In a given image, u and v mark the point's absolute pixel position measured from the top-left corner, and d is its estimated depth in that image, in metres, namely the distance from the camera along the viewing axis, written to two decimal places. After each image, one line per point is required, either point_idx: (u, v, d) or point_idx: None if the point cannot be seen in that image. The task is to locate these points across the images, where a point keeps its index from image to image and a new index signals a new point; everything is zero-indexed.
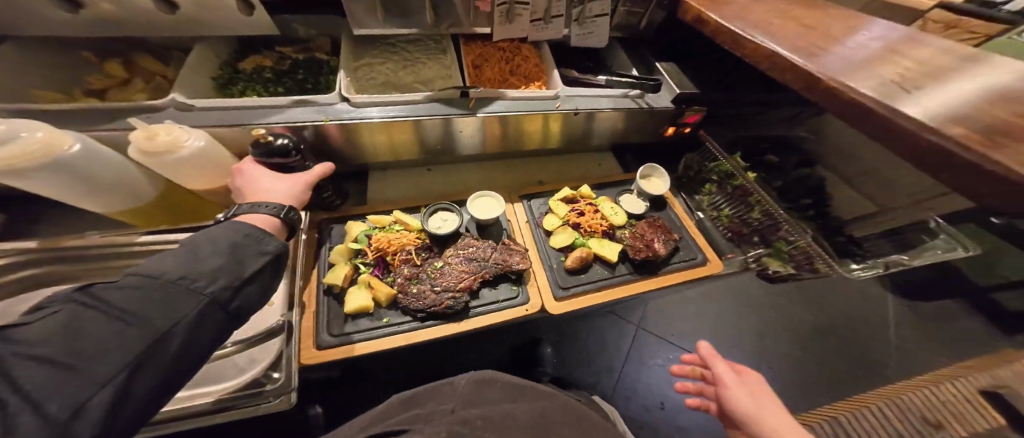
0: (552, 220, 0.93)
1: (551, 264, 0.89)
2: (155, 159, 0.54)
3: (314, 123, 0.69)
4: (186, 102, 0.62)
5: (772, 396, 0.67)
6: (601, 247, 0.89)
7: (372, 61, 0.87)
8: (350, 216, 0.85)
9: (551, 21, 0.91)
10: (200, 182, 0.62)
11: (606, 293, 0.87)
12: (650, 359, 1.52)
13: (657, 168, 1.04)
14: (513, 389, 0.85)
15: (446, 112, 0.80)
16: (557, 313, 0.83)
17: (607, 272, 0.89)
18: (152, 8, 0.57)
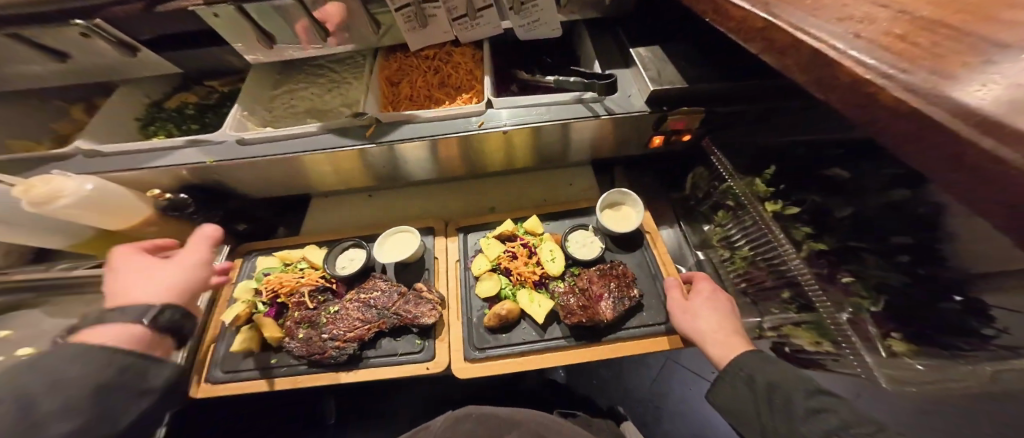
0: (480, 262, 0.78)
1: (468, 315, 0.75)
2: (40, 208, 0.58)
3: (196, 165, 0.67)
4: (93, 148, 0.66)
5: (726, 313, 0.62)
6: (530, 303, 0.72)
7: (294, 87, 0.82)
8: (269, 247, 0.82)
9: (479, 15, 0.71)
10: (102, 225, 0.65)
11: (528, 360, 0.70)
12: (677, 399, 1.25)
13: (629, 193, 0.80)
14: (489, 418, 0.73)
15: (340, 144, 0.71)
16: (465, 376, 0.70)
17: (536, 333, 0.72)
18: (44, 57, 0.63)
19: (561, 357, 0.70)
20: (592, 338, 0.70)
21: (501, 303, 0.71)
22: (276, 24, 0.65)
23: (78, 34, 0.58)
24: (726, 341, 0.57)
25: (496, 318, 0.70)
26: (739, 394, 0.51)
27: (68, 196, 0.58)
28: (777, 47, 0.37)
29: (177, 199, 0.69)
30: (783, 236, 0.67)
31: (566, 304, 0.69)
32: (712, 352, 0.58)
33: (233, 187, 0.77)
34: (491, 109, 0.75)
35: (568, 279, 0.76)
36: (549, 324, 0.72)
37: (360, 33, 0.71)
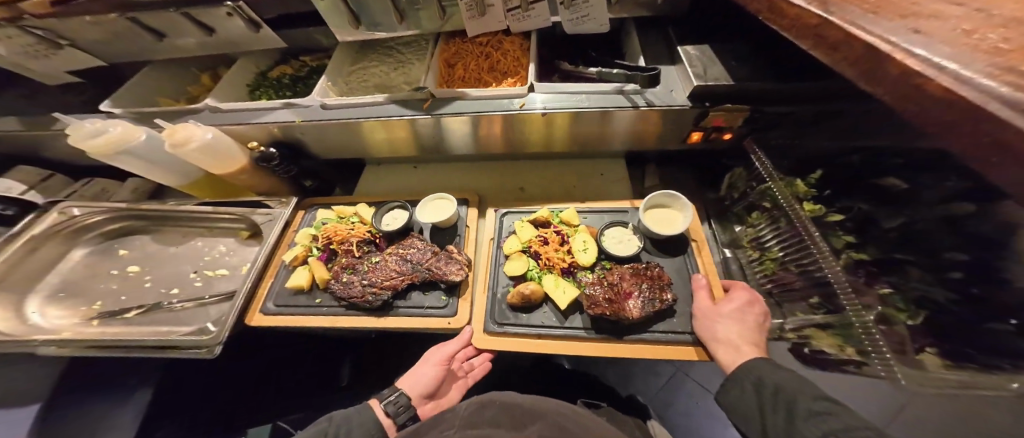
0: (513, 242, 0.83)
1: (495, 289, 0.80)
2: (177, 150, 0.73)
3: (287, 123, 0.80)
4: (217, 105, 0.80)
5: (752, 327, 0.66)
6: (554, 288, 0.74)
7: (367, 65, 0.94)
8: (329, 202, 0.94)
9: (531, 8, 0.78)
10: (215, 168, 0.80)
11: (541, 343, 0.73)
12: (679, 407, 1.34)
13: (677, 197, 0.80)
14: (513, 406, 0.73)
15: (402, 114, 0.81)
16: (483, 347, 0.74)
17: (558, 320, 0.74)
18: (197, 31, 0.75)
19: (574, 348, 0.72)
20: (612, 333, 0.71)
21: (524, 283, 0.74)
22: (366, 8, 0.76)
23: (224, 13, 0.70)
24: (740, 352, 0.63)
25: (518, 297, 0.74)
26: (747, 395, 0.59)
27: (196, 141, 0.73)
28: (850, 53, 0.41)
29: (266, 152, 0.82)
30: (814, 227, 0.65)
31: (590, 296, 0.71)
32: (722, 358, 0.64)
33: (308, 147, 0.90)
34: (535, 92, 0.81)
35: (597, 271, 0.78)
36: (571, 312, 0.75)
37: (430, 22, 0.81)
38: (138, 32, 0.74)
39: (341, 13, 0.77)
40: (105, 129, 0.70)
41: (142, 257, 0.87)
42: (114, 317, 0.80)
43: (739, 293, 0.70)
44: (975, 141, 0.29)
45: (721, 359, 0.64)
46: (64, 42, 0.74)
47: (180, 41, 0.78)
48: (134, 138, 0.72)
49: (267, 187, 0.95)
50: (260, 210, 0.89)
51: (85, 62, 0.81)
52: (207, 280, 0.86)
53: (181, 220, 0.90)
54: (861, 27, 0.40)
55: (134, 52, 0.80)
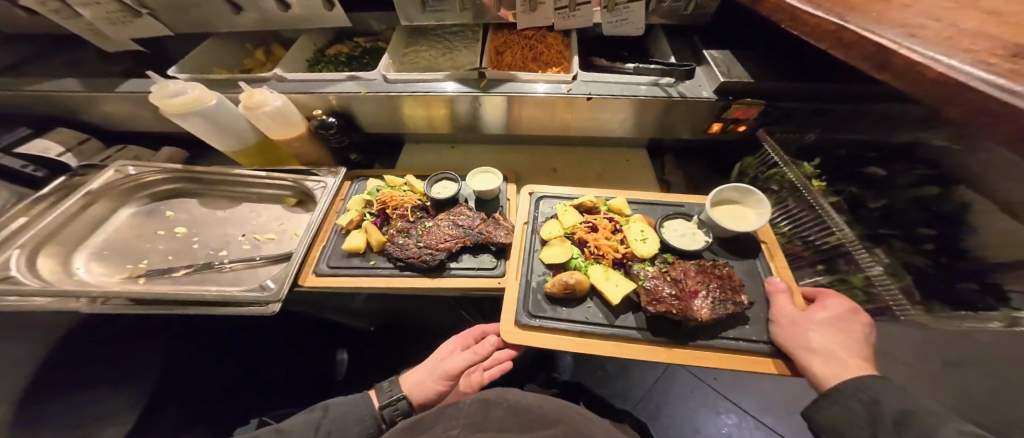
0: (552, 228, 0.84)
1: (528, 279, 0.79)
2: (252, 112, 0.77)
3: (353, 94, 0.86)
4: (283, 74, 0.85)
5: (858, 341, 0.56)
6: (604, 280, 0.73)
7: (418, 49, 1.01)
8: (378, 174, 0.99)
9: (578, 9, 0.90)
10: (278, 132, 0.84)
11: (592, 344, 0.68)
12: (679, 402, 1.43)
13: (752, 194, 0.78)
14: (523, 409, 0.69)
15: (460, 91, 0.89)
16: (513, 342, 0.71)
17: (609, 318, 0.71)
18: (275, 6, 0.81)
19: (629, 350, 0.67)
20: (670, 334, 0.67)
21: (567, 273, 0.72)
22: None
23: None
24: (839, 364, 0.54)
25: (558, 286, 0.72)
26: (853, 413, 0.49)
27: (270, 106, 0.77)
28: (864, 48, 0.53)
29: (327, 120, 0.87)
30: (829, 209, 0.75)
31: (647, 290, 0.68)
32: (813, 368, 0.56)
33: (358, 118, 0.95)
34: (578, 79, 0.91)
35: (655, 266, 0.75)
36: (622, 312, 0.71)
37: (488, 13, 0.91)
38: (219, 4, 0.80)
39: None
40: (183, 91, 0.74)
41: (189, 219, 0.89)
42: (160, 275, 0.80)
43: (836, 302, 0.63)
44: (963, 107, 0.41)
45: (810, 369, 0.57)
46: (143, 11, 0.80)
47: (256, 14, 0.83)
48: (208, 101, 0.75)
49: (314, 157, 0.99)
50: (311, 178, 0.93)
51: (154, 31, 0.86)
52: (255, 244, 0.88)
53: (231, 185, 0.92)
54: (871, 31, 0.53)
55: (206, 23, 0.85)
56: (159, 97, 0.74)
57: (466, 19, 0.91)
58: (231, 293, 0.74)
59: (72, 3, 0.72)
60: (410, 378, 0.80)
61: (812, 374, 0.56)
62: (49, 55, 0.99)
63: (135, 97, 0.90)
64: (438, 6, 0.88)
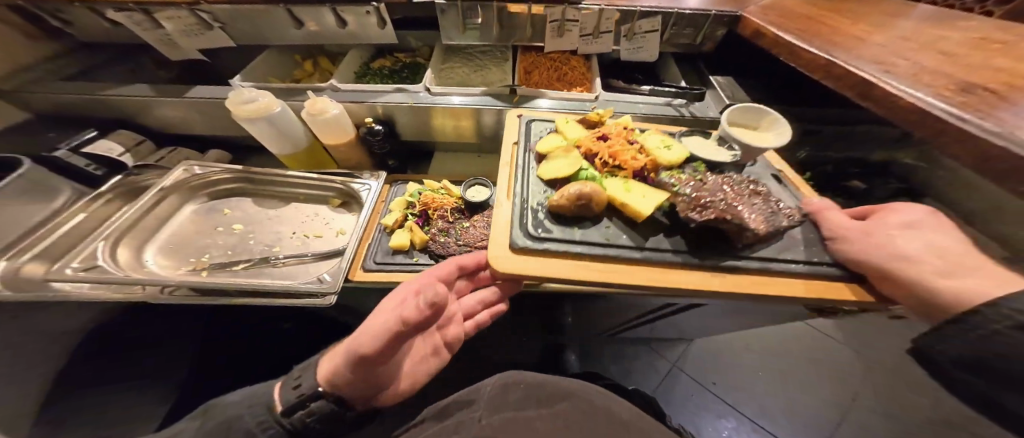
0: (553, 142, 0.86)
1: (522, 197, 0.77)
2: (313, 119, 0.86)
3: (400, 104, 0.95)
4: (337, 85, 0.94)
5: (941, 237, 0.58)
6: (625, 193, 0.74)
7: (453, 65, 1.12)
8: (415, 179, 1.09)
9: (600, 36, 1.02)
10: (331, 137, 0.92)
11: (623, 275, 0.65)
12: (681, 403, 1.53)
13: (767, 112, 0.83)
14: (529, 391, 0.64)
15: (496, 104, 0.98)
16: (502, 269, 0.67)
17: (639, 241, 0.70)
18: (335, 24, 0.90)
19: (660, 278, 0.66)
20: (700, 256, 0.68)
21: (570, 186, 0.72)
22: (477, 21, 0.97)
23: (364, 12, 0.87)
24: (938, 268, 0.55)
25: (568, 199, 0.71)
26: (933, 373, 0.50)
27: (331, 114, 0.86)
28: (850, 81, 0.66)
29: (375, 128, 0.96)
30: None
31: (683, 200, 0.68)
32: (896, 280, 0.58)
33: (398, 126, 1.04)
34: (600, 98, 1.02)
35: (685, 174, 0.75)
36: (651, 234, 0.72)
37: (520, 36, 1.02)
38: (286, 21, 0.89)
39: (455, 22, 0.97)
40: (254, 98, 0.82)
41: (244, 217, 0.96)
42: (221, 268, 0.86)
43: (910, 209, 0.65)
44: (926, 130, 0.53)
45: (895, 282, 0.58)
46: (216, 25, 0.87)
47: (315, 30, 0.92)
48: (274, 110, 0.84)
49: (355, 161, 1.08)
50: (356, 181, 1.02)
51: (219, 44, 0.94)
52: (304, 241, 0.95)
53: (282, 186, 1.01)
54: (854, 67, 0.66)
55: (269, 38, 0.94)
56: (234, 103, 0.82)
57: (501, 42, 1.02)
58: (290, 284, 0.80)
59: (155, 17, 0.83)
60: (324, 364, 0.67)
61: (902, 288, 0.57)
62: (114, 64, 1.07)
63: (198, 103, 0.97)
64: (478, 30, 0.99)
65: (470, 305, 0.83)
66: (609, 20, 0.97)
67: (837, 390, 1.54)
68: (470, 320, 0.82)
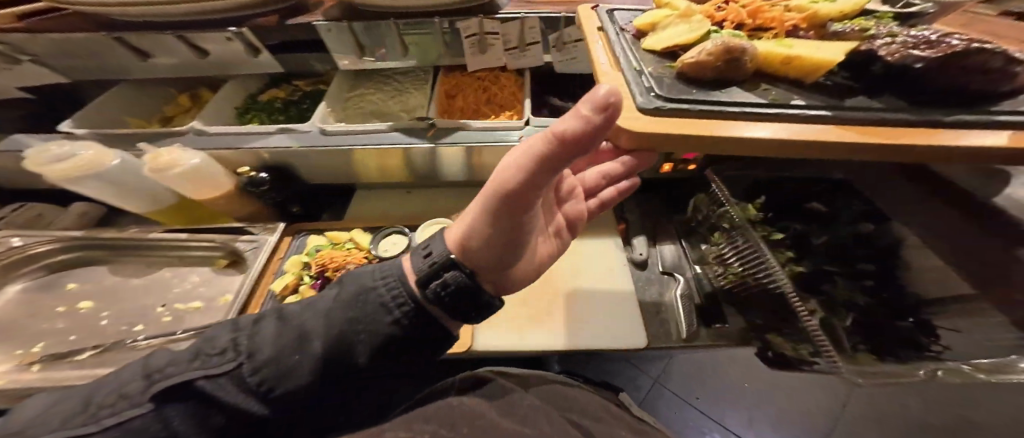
0: (663, 13, 0.78)
1: (635, 67, 0.68)
2: (160, 174, 0.68)
3: (282, 150, 0.76)
4: (202, 128, 0.76)
5: None
6: (784, 49, 0.64)
7: (365, 92, 0.94)
8: (324, 229, 0.92)
9: (529, 48, 0.87)
10: (198, 192, 0.75)
11: (814, 130, 0.52)
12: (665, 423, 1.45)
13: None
14: (491, 395, 0.56)
15: (405, 141, 0.79)
16: (639, 131, 0.53)
17: (819, 101, 0.58)
18: (189, 52, 0.72)
19: (862, 132, 0.52)
20: (910, 109, 0.56)
21: (712, 41, 0.62)
22: (372, 39, 0.77)
23: (223, 38, 0.69)
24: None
25: (711, 54, 0.61)
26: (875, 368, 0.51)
27: (184, 165, 0.69)
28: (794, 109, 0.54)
29: (257, 177, 0.79)
30: (780, 270, 0.73)
31: (883, 48, 0.57)
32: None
33: (295, 170, 0.86)
34: (531, 125, 0.84)
35: (870, 21, 0.75)
36: (851, 96, 0.59)
37: (431, 47, 0.81)
38: (122, 52, 0.70)
39: (343, 42, 0.77)
40: (75, 154, 0.66)
41: (93, 291, 0.80)
42: (58, 360, 0.69)
43: None
44: None
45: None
46: (23, 57, 0.72)
47: (170, 61, 0.74)
48: (104, 163, 0.66)
49: (248, 212, 0.91)
50: (242, 237, 0.85)
51: (47, 78, 0.79)
52: (178, 314, 0.78)
53: (146, 250, 0.84)
54: None
55: (110, 71, 0.76)
56: (42, 161, 0.66)
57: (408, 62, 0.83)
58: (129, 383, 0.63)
59: None
60: (449, 235, 0.52)
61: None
62: None
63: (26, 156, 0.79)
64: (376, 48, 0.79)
65: (592, 179, 0.75)
66: (533, 30, 0.82)
67: (826, 396, 1.45)
68: (594, 199, 0.75)
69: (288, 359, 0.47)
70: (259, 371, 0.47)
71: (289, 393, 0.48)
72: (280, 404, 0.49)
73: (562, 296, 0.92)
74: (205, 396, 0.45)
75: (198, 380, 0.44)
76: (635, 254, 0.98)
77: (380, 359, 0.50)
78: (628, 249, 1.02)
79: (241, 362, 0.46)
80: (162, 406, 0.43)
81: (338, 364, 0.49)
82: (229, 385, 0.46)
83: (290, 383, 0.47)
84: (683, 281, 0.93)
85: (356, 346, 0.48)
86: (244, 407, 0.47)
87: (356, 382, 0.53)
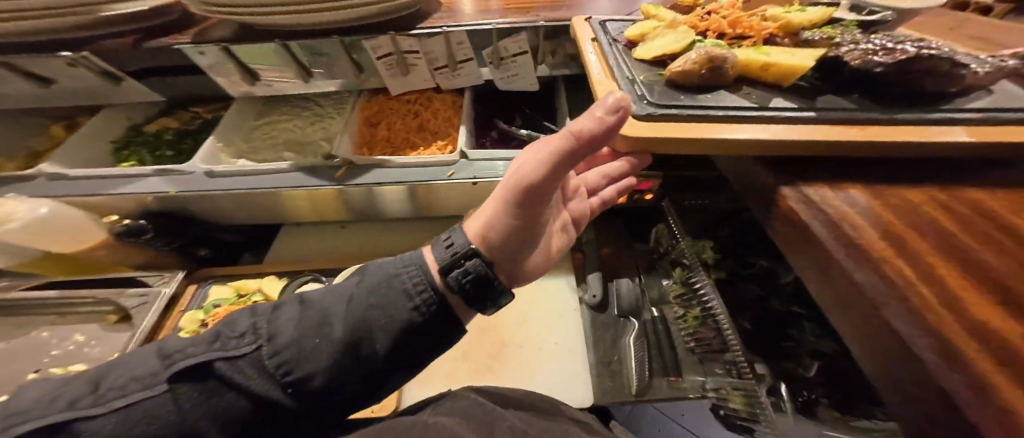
0: (645, 25, 0.68)
1: (628, 76, 0.59)
2: None
3: (157, 195, 0.65)
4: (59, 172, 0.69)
5: None
6: (766, 55, 0.56)
7: (277, 119, 0.82)
8: (237, 276, 0.82)
9: (460, 66, 0.73)
10: (57, 245, 0.67)
11: (822, 129, 0.45)
12: None
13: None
14: (468, 413, 0.48)
15: (305, 184, 0.68)
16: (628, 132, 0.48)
17: (804, 102, 0.52)
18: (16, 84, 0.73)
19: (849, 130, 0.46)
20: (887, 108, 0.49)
21: (696, 51, 0.55)
22: (257, 56, 0.66)
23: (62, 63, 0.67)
24: (889, 249, 0.31)
25: (696, 61, 0.54)
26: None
27: (18, 218, 0.61)
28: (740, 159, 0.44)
29: (135, 225, 0.69)
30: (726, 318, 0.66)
31: (850, 51, 0.51)
32: (846, 255, 0.32)
33: (192, 214, 0.74)
34: (461, 160, 0.73)
35: (839, 29, 0.65)
36: (825, 96, 0.53)
37: (335, 63, 0.70)
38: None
39: (225, 61, 0.66)
40: None
41: None
42: None
43: None
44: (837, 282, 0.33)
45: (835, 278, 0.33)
46: None
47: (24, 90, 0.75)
48: None
49: (146, 259, 0.81)
50: (130, 291, 0.75)
51: None
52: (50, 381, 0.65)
53: (31, 311, 0.75)
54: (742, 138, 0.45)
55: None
56: None
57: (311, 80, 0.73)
58: None
59: None
60: (467, 228, 0.49)
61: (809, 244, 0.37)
62: None
63: None
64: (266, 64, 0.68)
65: (596, 180, 0.68)
66: (463, 45, 0.68)
67: None
68: (595, 197, 0.67)
69: (306, 348, 0.43)
70: (278, 361, 0.42)
71: (314, 387, 0.43)
72: (295, 404, 0.43)
73: (508, 346, 0.88)
74: (215, 384, 0.41)
75: (216, 363, 0.41)
76: (588, 296, 0.91)
77: (408, 353, 0.46)
78: (582, 290, 0.95)
79: (258, 349, 0.43)
80: (181, 388, 0.40)
81: (360, 360, 0.44)
82: (244, 372, 0.42)
83: (310, 376, 0.42)
84: (637, 326, 0.86)
85: (378, 339, 0.43)
86: (264, 397, 0.42)
87: (383, 381, 0.47)
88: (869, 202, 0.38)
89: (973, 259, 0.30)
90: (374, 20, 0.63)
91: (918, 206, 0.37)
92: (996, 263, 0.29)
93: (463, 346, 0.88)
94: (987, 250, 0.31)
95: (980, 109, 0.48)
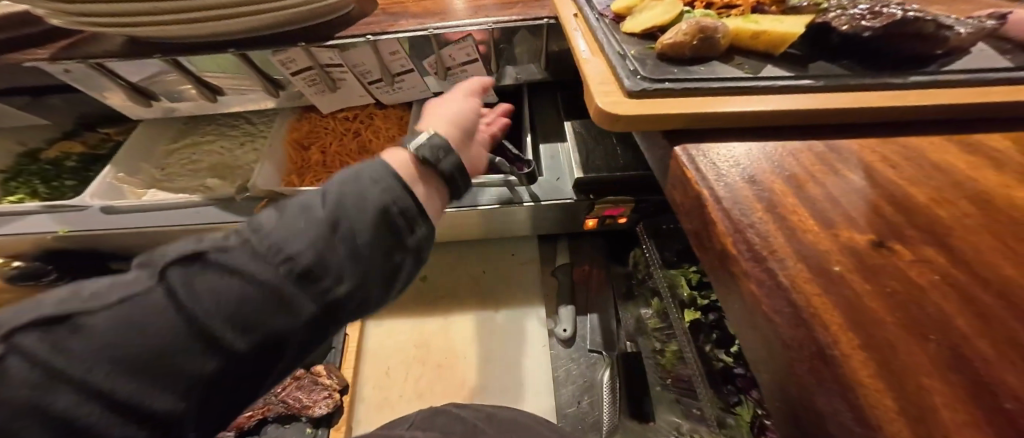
0: None
1: (617, 51, 0.48)
2: None
3: (43, 235, 0.59)
4: None
5: None
6: (755, 22, 0.46)
7: (199, 141, 0.76)
8: None
9: (401, 80, 0.66)
10: None
11: (818, 100, 0.39)
12: None
13: None
14: (447, 429, 0.51)
15: (218, 219, 0.60)
16: (623, 113, 0.40)
17: (799, 71, 0.44)
18: None
19: (855, 100, 0.40)
20: (880, 76, 0.43)
21: (685, 21, 0.45)
22: (143, 73, 0.59)
23: None
24: (876, 374, 0.21)
25: (690, 27, 0.44)
26: None
27: None
28: (697, 215, 0.35)
29: (32, 268, 0.67)
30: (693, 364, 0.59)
31: (839, 16, 0.44)
32: (811, 377, 0.24)
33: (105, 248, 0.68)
34: None
35: None
36: (816, 63, 0.45)
37: (242, 76, 0.62)
38: None
39: (111, 85, 0.60)
40: None
41: None
42: None
43: None
44: (803, 402, 0.25)
45: (806, 410, 0.24)
46: None
47: None
48: None
49: None
50: None
51: None
52: None
53: None
54: (712, 177, 0.34)
55: None
56: None
57: (214, 90, 0.65)
58: None
59: None
60: (397, 151, 0.42)
61: (769, 343, 0.27)
62: None
63: None
64: (159, 80, 0.61)
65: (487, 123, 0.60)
66: (398, 55, 0.59)
67: None
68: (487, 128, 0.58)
69: (277, 235, 0.30)
70: (269, 249, 0.29)
71: (314, 269, 0.30)
72: (275, 316, 0.28)
73: (469, 386, 0.81)
74: (203, 286, 0.26)
75: (207, 255, 0.27)
76: (558, 330, 0.83)
77: (407, 226, 0.37)
78: (552, 322, 0.87)
79: (246, 242, 0.29)
80: (173, 293, 0.24)
81: (350, 247, 0.32)
82: (241, 267, 0.27)
83: (302, 254, 0.29)
84: (611, 361, 0.78)
85: (370, 212, 0.34)
86: (264, 289, 0.27)
87: (376, 291, 0.35)
88: (846, 267, 0.27)
89: (974, 365, 0.21)
90: (279, 29, 0.53)
91: (901, 254, 0.28)
92: (1001, 368, 0.21)
93: (420, 385, 0.81)
94: (987, 340, 0.23)
95: (958, 70, 0.43)
